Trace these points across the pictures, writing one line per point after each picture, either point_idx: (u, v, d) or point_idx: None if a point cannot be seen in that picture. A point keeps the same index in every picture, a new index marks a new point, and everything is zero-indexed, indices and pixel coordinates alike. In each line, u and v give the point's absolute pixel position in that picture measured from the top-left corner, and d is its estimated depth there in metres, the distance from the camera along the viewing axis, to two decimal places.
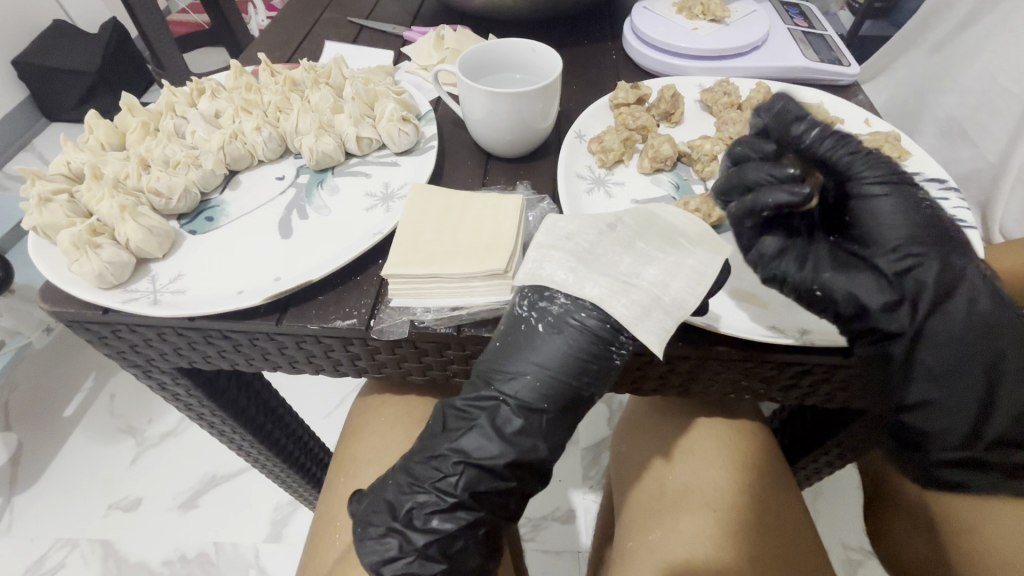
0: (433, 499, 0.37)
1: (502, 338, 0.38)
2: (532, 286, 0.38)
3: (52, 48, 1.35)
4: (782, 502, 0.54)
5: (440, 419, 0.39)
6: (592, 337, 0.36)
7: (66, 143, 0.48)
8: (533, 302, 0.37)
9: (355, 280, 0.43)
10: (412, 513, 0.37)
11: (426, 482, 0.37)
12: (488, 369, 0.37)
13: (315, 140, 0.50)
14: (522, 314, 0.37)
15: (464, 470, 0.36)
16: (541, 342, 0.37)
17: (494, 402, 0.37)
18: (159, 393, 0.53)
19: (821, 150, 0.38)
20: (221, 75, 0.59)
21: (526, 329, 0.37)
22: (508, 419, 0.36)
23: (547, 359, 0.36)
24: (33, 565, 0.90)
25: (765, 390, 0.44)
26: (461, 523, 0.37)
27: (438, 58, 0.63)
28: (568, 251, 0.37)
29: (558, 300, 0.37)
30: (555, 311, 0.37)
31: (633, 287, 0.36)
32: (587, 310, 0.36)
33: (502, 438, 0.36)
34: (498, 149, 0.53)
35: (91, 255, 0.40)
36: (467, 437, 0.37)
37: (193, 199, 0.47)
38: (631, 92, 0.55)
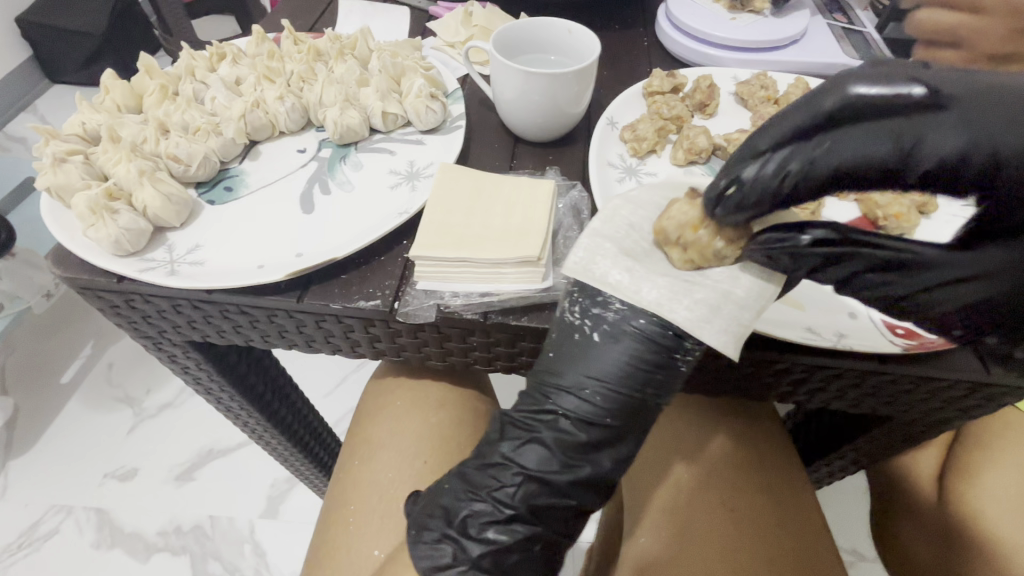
0: (490, 508, 0.37)
1: (555, 347, 0.36)
2: (585, 291, 0.36)
3: (57, 6, 1.31)
4: (805, 507, 0.54)
5: (498, 429, 0.39)
6: (653, 347, 0.34)
7: (83, 103, 0.47)
8: (586, 308, 0.35)
9: (379, 260, 0.42)
10: (467, 520, 0.38)
11: (483, 491, 0.37)
12: (545, 382, 0.37)
13: (340, 113, 0.48)
14: (576, 324, 0.36)
15: (523, 482, 0.36)
16: (600, 352, 0.35)
17: (552, 416, 0.36)
18: (168, 365, 0.52)
19: (948, 158, 0.26)
20: (242, 41, 0.57)
21: (581, 339, 0.36)
22: (564, 432, 0.36)
23: (606, 373, 0.35)
24: (27, 530, 0.90)
25: (792, 392, 0.43)
26: (518, 536, 0.37)
27: (465, 35, 0.61)
28: (626, 247, 0.35)
29: (614, 305, 0.35)
30: (610, 319, 0.35)
31: (699, 285, 0.34)
32: (646, 317, 0.34)
33: (563, 454, 0.36)
34: (528, 133, 0.51)
35: (107, 220, 0.39)
36: (528, 448, 0.37)
37: (213, 166, 0.46)
38: (667, 80, 0.53)
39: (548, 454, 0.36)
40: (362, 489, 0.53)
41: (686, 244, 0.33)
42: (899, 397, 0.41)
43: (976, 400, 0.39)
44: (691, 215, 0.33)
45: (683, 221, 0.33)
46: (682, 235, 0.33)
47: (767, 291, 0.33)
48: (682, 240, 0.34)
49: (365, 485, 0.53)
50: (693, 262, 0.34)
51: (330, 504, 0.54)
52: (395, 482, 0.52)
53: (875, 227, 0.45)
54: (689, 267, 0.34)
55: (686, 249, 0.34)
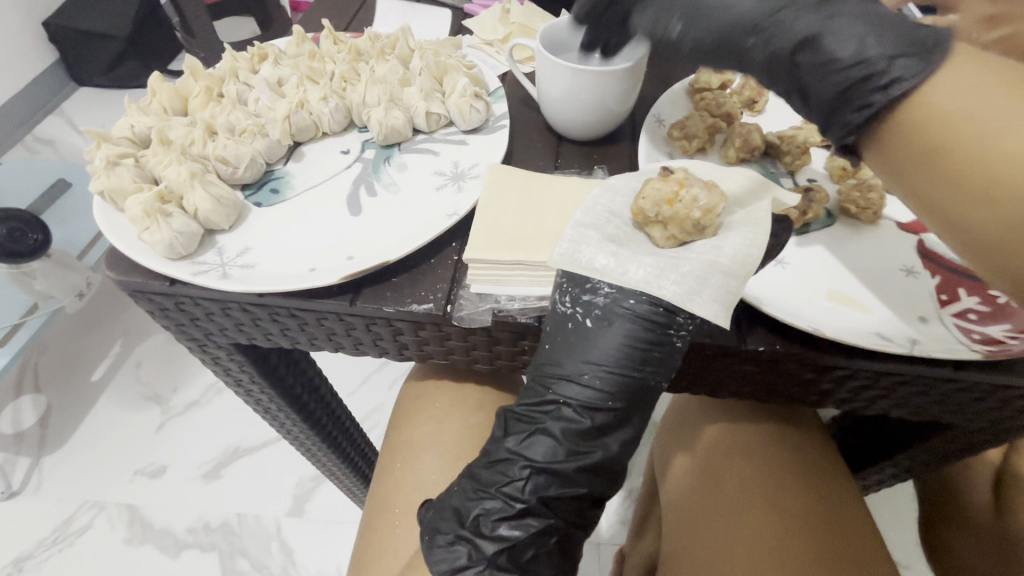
0: (500, 505, 0.36)
1: (549, 338, 0.36)
2: (573, 279, 0.36)
3: (85, 10, 1.33)
4: (839, 500, 0.53)
5: (502, 424, 0.39)
6: (648, 325, 0.34)
7: (131, 105, 0.47)
8: (577, 297, 0.35)
9: (430, 263, 0.41)
10: (478, 521, 0.36)
11: (493, 487, 0.37)
12: (543, 373, 0.36)
13: (385, 113, 0.48)
14: (567, 314, 0.36)
15: (531, 475, 0.36)
16: (595, 336, 0.35)
17: (554, 406, 0.36)
18: (211, 367, 0.52)
19: None
20: (282, 41, 0.57)
21: (574, 326, 0.36)
22: (568, 420, 0.36)
23: (602, 356, 0.35)
24: (62, 525, 0.92)
25: (850, 399, 0.41)
26: (530, 531, 0.36)
27: (503, 32, 0.60)
28: (608, 233, 0.36)
29: (603, 290, 0.35)
30: (601, 303, 0.35)
31: (685, 259, 0.34)
32: (637, 297, 0.34)
33: (570, 442, 0.36)
34: (572, 132, 0.51)
35: (161, 223, 0.38)
36: (534, 441, 0.36)
37: (258, 169, 0.45)
38: (715, 76, 0.52)
39: (553, 442, 0.36)
40: (405, 492, 0.52)
41: (665, 220, 0.35)
42: (967, 405, 0.39)
43: None
44: (665, 191, 0.34)
45: (658, 198, 0.35)
46: (659, 212, 0.35)
47: (750, 260, 0.34)
48: (661, 219, 0.35)
49: (409, 485, 0.52)
50: (675, 238, 0.35)
51: (371, 505, 0.54)
52: (439, 485, 0.52)
53: None
54: (672, 244, 0.36)
55: (665, 226, 0.35)
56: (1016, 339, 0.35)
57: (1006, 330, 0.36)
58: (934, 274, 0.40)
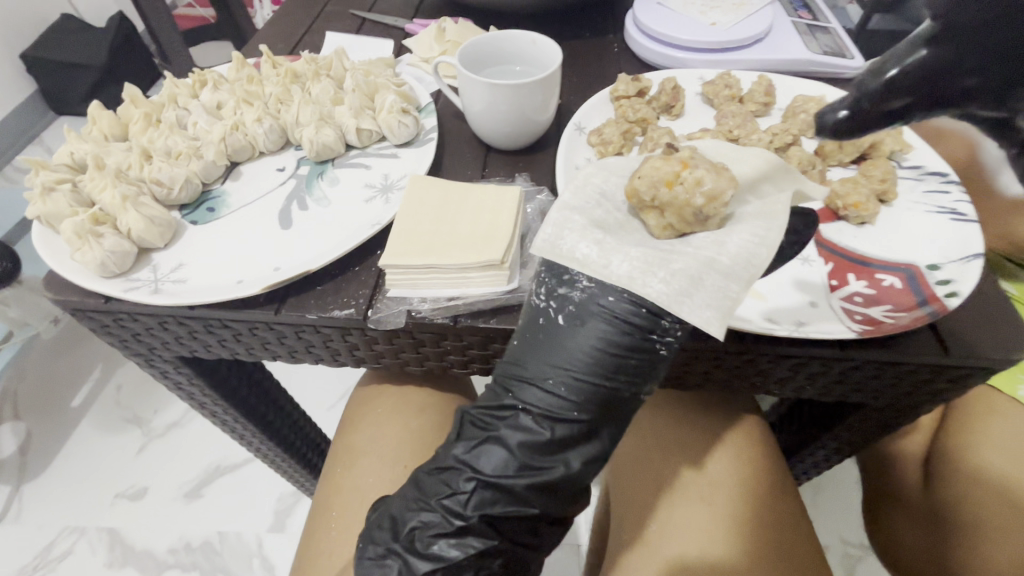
0: (440, 520, 0.36)
1: (522, 333, 0.36)
2: (552, 273, 0.35)
3: (61, 42, 1.36)
4: (788, 501, 0.53)
5: (459, 425, 0.39)
6: (621, 326, 0.33)
7: (71, 133, 0.49)
8: (552, 289, 0.35)
9: (353, 271, 0.44)
10: (413, 534, 0.37)
11: (433, 499, 0.37)
12: (512, 372, 0.36)
13: (315, 132, 0.50)
14: (541, 308, 0.35)
15: (476, 489, 0.36)
16: (565, 337, 0.35)
17: (519, 407, 0.36)
18: (161, 381, 0.53)
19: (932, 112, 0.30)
20: (224, 67, 0.59)
21: (546, 322, 0.35)
22: (529, 428, 0.35)
23: (573, 359, 0.34)
24: (41, 552, 0.92)
25: (761, 383, 0.44)
26: (471, 552, 0.36)
27: (438, 50, 0.63)
28: (595, 218, 0.35)
29: (580, 284, 0.34)
30: (576, 299, 0.34)
31: (678, 254, 0.33)
32: (615, 294, 0.33)
33: (527, 451, 0.35)
34: (498, 142, 0.53)
35: (93, 244, 0.41)
36: (490, 446, 0.36)
37: (194, 189, 0.48)
38: (632, 85, 0.55)
39: (506, 455, 0.35)
40: (344, 495, 0.54)
41: (661, 206, 0.34)
42: (865, 383, 0.41)
43: (942, 384, 0.40)
44: (664, 174, 0.34)
45: (656, 182, 0.34)
46: (656, 196, 0.34)
47: (755, 259, 0.33)
48: (657, 205, 0.34)
49: (348, 489, 0.54)
50: (672, 228, 0.35)
51: (315, 510, 0.55)
52: (376, 487, 0.53)
53: (837, 216, 0.46)
54: (668, 233, 0.35)
55: (662, 213, 0.35)
56: (893, 319, 0.38)
57: (886, 311, 0.39)
58: (829, 260, 0.43)
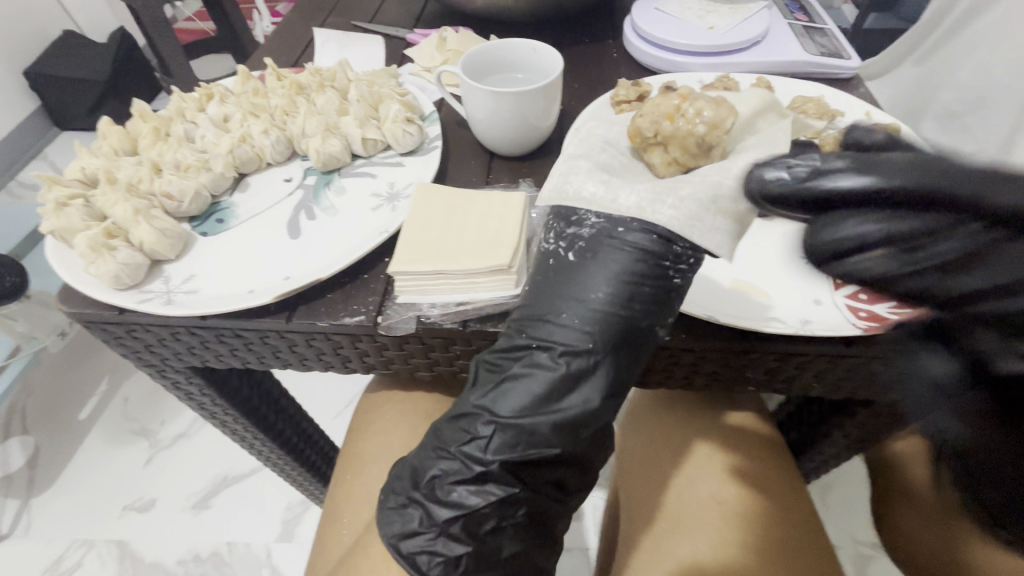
0: (457, 467, 0.37)
1: (538, 278, 0.38)
2: (559, 215, 0.37)
3: (64, 58, 1.37)
4: (793, 493, 0.54)
5: (475, 374, 0.40)
6: (639, 254, 0.35)
7: (81, 149, 0.50)
8: (561, 231, 0.37)
9: (363, 278, 0.44)
10: (435, 482, 0.38)
11: (453, 447, 0.38)
12: (525, 318, 0.37)
13: (321, 142, 0.51)
14: (552, 249, 0.37)
15: (495, 432, 0.36)
16: (580, 271, 0.36)
17: (529, 349, 0.37)
18: (172, 392, 0.54)
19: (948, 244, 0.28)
20: (230, 80, 0.60)
21: (556, 262, 0.37)
22: (545, 366, 0.36)
23: (589, 292, 0.36)
24: (52, 566, 0.92)
25: (768, 381, 0.44)
26: (491, 499, 0.36)
27: (440, 59, 0.64)
28: (600, 162, 0.38)
29: (590, 221, 0.36)
30: (586, 235, 0.36)
31: (685, 182, 0.35)
32: (626, 225, 0.35)
33: (544, 392, 0.36)
34: (501, 149, 0.54)
35: (107, 257, 0.41)
36: (506, 391, 0.37)
37: (204, 201, 0.48)
38: (632, 89, 0.56)
39: (527, 393, 0.36)
40: (355, 502, 0.54)
41: (664, 139, 0.36)
42: (873, 378, 0.42)
43: None
44: (665, 109, 0.36)
45: (657, 117, 0.36)
46: (658, 130, 0.36)
47: (756, 183, 0.35)
48: (658, 139, 0.37)
49: (358, 496, 0.55)
50: (676, 163, 0.37)
51: (325, 517, 0.55)
52: None
53: None
54: (673, 168, 0.37)
55: (666, 149, 0.37)
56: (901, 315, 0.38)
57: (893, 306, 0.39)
58: None
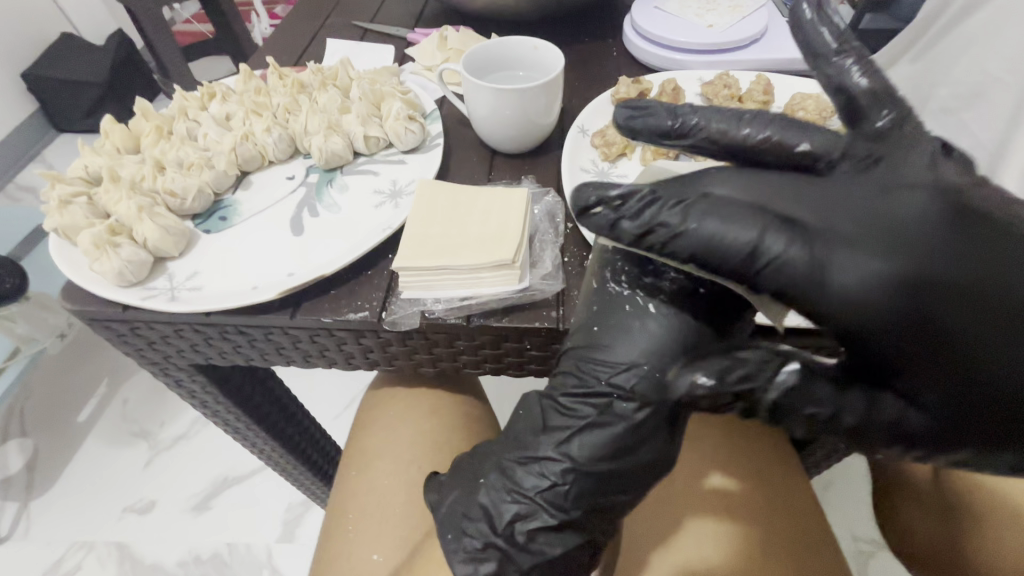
0: (529, 506, 0.38)
1: (608, 322, 0.37)
2: (633, 262, 0.37)
3: (62, 60, 1.37)
4: (812, 504, 0.55)
5: (540, 415, 0.39)
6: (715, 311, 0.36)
7: (84, 147, 0.50)
8: (638, 278, 0.37)
9: (366, 274, 0.44)
10: (514, 524, 0.39)
11: (529, 490, 0.38)
12: (595, 362, 0.37)
13: (324, 140, 0.51)
14: (628, 297, 0.37)
15: (575, 479, 0.37)
16: (660, 324, 0.36)
17: (607, 396, 0.36)
18: (175, 390, 0.54)
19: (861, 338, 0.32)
20: (232, 79, 0.60)
21: (633, 310, 0.37)
22: (622, 415, 0.36)
23: (666, 343, 0.36)
24: (51, 568, 0.92)
25: None
26: (547, 531, 0.38)
27: (441, 58, 0.64)
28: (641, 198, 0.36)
29: (669, 275, 0.36)
30: (666, 287, 0.36)
31: None
32: (704, 283, 0.36)
33: (619, 438, 0.36)
34: (502, 146, 0.54)
35: (111, 254, 0.41)
36: (579, 436, 0.37)
37: (207, 199, 0.49)
38: (633, 87, 0.56)
39: (600, 442, 0.37)
40: (360, 499, 0.54)
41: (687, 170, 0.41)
42: None
43: None
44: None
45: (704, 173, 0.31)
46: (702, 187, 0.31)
47: None
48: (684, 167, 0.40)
49: (363, 493, 0.55)
50: None
51: (330, 514, 0.55)
52: (393, 487, 0.54)
53: None
54: None
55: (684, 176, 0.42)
56: None
57: None
58: None
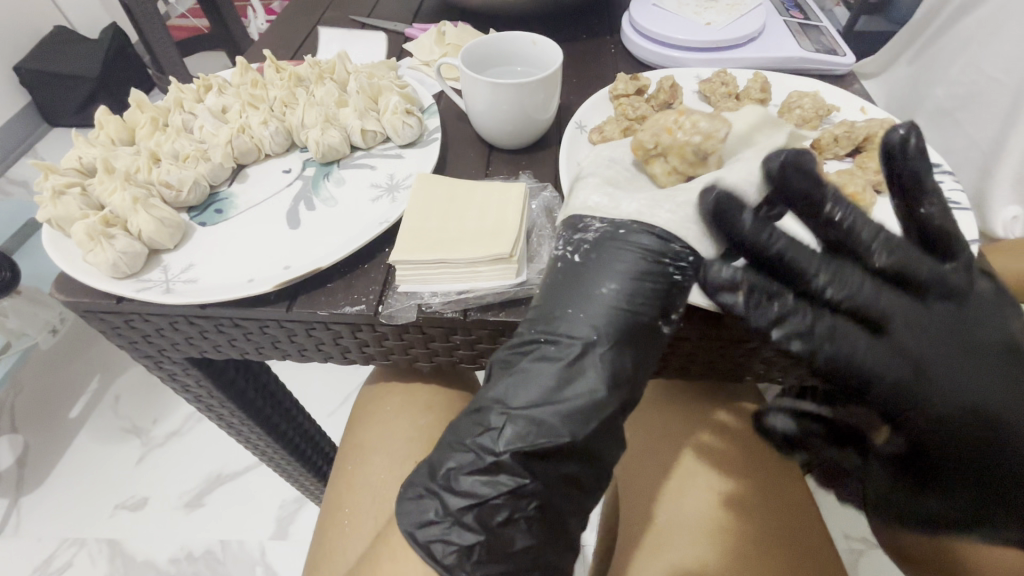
0: (472, 458, 0.36)
1: (545, 283, 0.38)
2: (566, 225, 0.39)
3: (54, 54, 1.36)
4: (790, 489, 0.54)
5: (487, 372, 0.39)
6: (644, 252, 0.36)
7: (78, 138, 0.50)
8: (568, 237, 0.38)
9: (364, 267, 0.44)
10: (450, 474, 0.37)
11: (467, 439, 0.37)
12: (531, 318, 0.38)
13: (321, 133, 0.51)
14: (559, 254, 0.38)
15: (507, 423, 0.35)
16: (587, 270, 0.37)
17: (537, 343, 0.37)
18: (169, 384, 0.54)
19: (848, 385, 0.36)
20: (228, 72, 0.60)
21: (563, 265, 0.38)
22: (552, 359, 0.36)
23: (595, 288, 0.36)
24: (40, 565, 0.91)
25: (765, 370, 0.44)
26: (502, 490, 0.35)
27: (439, 53, 0.64)
28: (608, 177, 0.40)
29: (595, 226, 0.38)
30: (591, 239, 0.38)
31: (683, 190, 0.38)
32: (627, 227, 0.37)
33: (550, 385, 0.35)
34: (500, 141, 0.54)
35: (105, 245, 0.41)
36: (514, 387, 0.36)
37: (202, 191, 0.48)
38: (631, 83, 0.56)
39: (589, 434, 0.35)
40: (356, 494, 0.54)
41: (665, 151, 0.39)
42: None
43: None
44: (664, 125, 0.39)
45: (657, 131, 0.39)
46: (658, 143, 0.39)
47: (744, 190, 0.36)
48: (659, 150, 0.39)
49: (359, 487, 0.54)
50: (676, 172, 0.39)
51: (326, 508, 0.55)
52: (388, 483, 0.54)
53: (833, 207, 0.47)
54: (674, 177, 0.40)
55: (665, 159, 0.39)
56: None
57: None
58: None
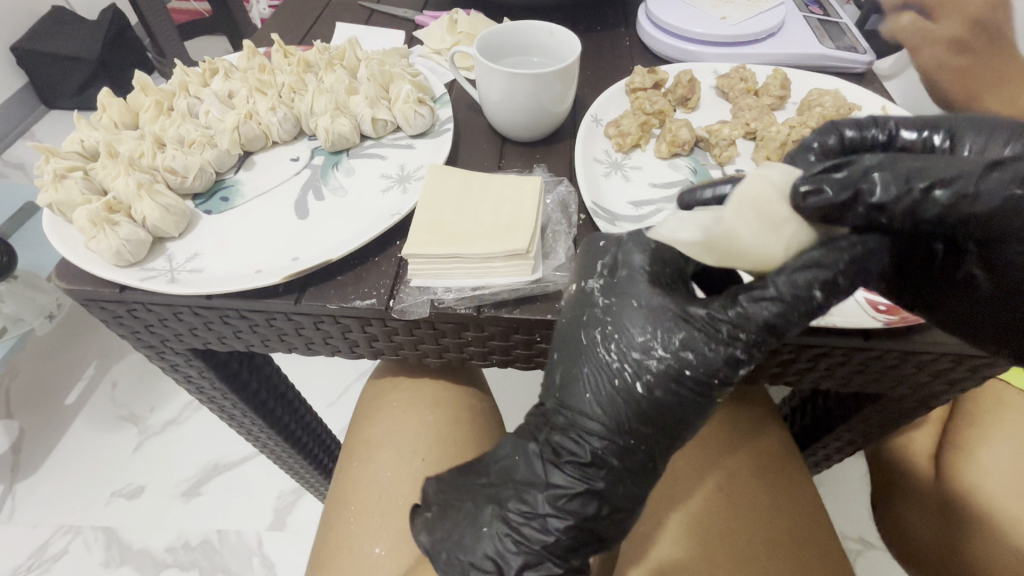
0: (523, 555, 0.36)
1: (595, 391, 0.35)
2: (625, 333, 0.34)
3: (52, 34, 1.33)
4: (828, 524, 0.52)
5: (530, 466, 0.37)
6: (697, 393, 0.33)
7: (80, 121, 0.48)
8: (628, 352, 0.34)
9: (374, 260, 0.43)
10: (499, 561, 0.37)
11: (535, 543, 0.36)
12: (574, 421, 0.35)
13: (331, 121, 0.49)
14: (616, 368, 0.34)
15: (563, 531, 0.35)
16: (641, 402, 0.34)
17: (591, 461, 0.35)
18: (171, 375, 0.52)
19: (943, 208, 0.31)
20: (234, 56, 0.59)
21: (622, 384, 0.34)
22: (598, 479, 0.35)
23: (646, 421, 0.34)
24: (35, 552, 0.90)
25: (781, 373, 0.42)
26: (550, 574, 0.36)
27: (451, 41, 0.62)
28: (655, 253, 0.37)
29: (657, 351, 0.33)
30: (653, 366, 0.33)
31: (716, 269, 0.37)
32: (691, 366, 0.33)
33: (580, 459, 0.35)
34: (514, 133, 0.53)
35: (108, 232, 0.40)
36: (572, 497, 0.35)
37: (208, 178, 0.47)
38: (648, 77, 0.55)
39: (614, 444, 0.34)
40: (361, 490, 0.53)
41: None
42: (888, 372, 0.40)
43: (961, 373, 0.40)
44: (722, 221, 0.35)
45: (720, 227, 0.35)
46: None
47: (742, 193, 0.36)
48: None
49: (365, 483, 0.54)
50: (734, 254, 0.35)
51: (329, 506, 0.54)
52: (394, 481, 0.53)
53: None
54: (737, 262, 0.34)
55: None
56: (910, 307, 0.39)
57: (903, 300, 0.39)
58: None
